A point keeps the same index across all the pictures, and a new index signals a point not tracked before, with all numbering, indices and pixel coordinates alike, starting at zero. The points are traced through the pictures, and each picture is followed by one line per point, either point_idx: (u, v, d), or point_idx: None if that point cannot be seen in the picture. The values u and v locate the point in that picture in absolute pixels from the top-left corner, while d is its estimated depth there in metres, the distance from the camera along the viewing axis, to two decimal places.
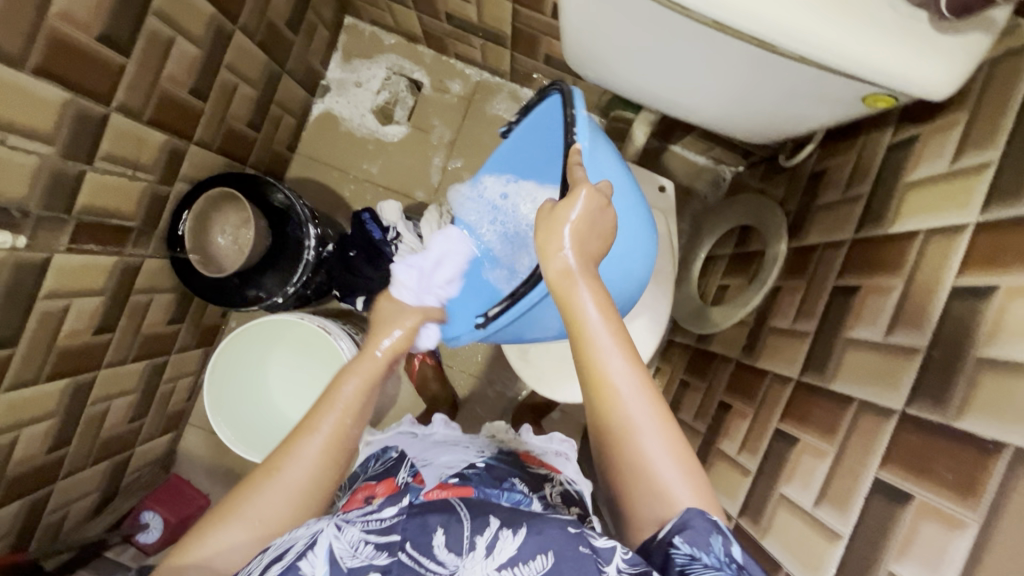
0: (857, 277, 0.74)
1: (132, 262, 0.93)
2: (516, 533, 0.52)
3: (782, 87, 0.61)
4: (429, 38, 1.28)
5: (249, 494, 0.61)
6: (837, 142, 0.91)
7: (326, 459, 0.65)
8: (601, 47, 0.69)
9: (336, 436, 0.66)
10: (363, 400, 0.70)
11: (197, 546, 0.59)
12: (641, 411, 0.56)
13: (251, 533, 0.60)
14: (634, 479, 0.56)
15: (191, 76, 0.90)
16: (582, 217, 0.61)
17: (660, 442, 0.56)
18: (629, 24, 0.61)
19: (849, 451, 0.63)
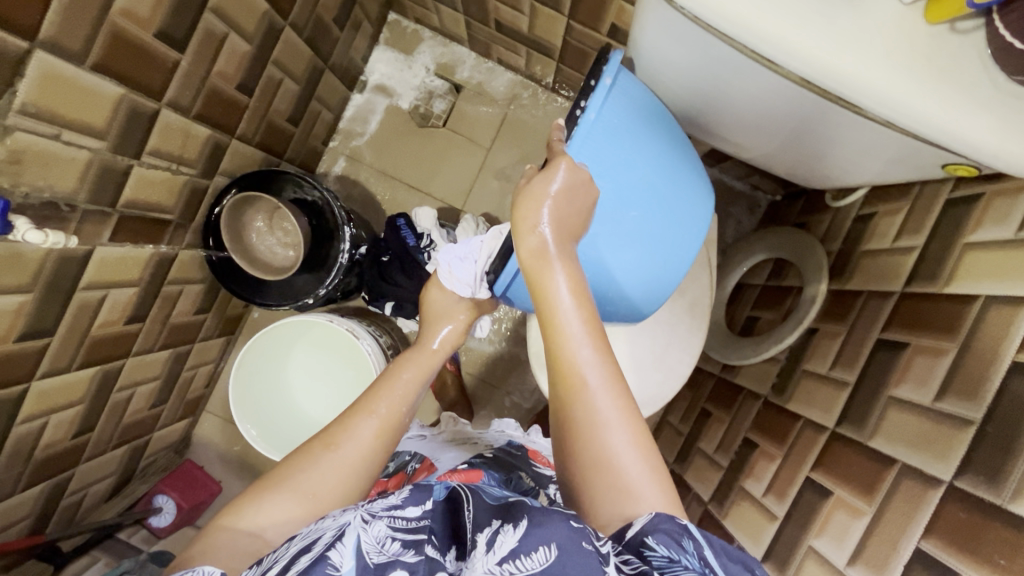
0: (904, 333, 0.73)
1: (167, 253, 0.93)
2: (517, 526, 0.48)
3: (820, 123, 0.60)
4: (473, 41, 1.26)
5: (306, 464, 0.62)
6: (889, 187, 0.90)
7: (381, 442, 0.68)
8: (667, 78, 0.67)
9: (392, 417, 0.70)
10: (415, 389, 0.76)
11: (249, 514, 0.58)
12: (606, 403, 0.54)
13: (303, 507, 0.59)
14: (594, 476, 0.53)
15: (240, 72, 0.89)
16: (562, 191, 0.61)
17: (625, 435, 0.53)
18: (705, 67, 0.60)
19: (888, 514, 0.62)
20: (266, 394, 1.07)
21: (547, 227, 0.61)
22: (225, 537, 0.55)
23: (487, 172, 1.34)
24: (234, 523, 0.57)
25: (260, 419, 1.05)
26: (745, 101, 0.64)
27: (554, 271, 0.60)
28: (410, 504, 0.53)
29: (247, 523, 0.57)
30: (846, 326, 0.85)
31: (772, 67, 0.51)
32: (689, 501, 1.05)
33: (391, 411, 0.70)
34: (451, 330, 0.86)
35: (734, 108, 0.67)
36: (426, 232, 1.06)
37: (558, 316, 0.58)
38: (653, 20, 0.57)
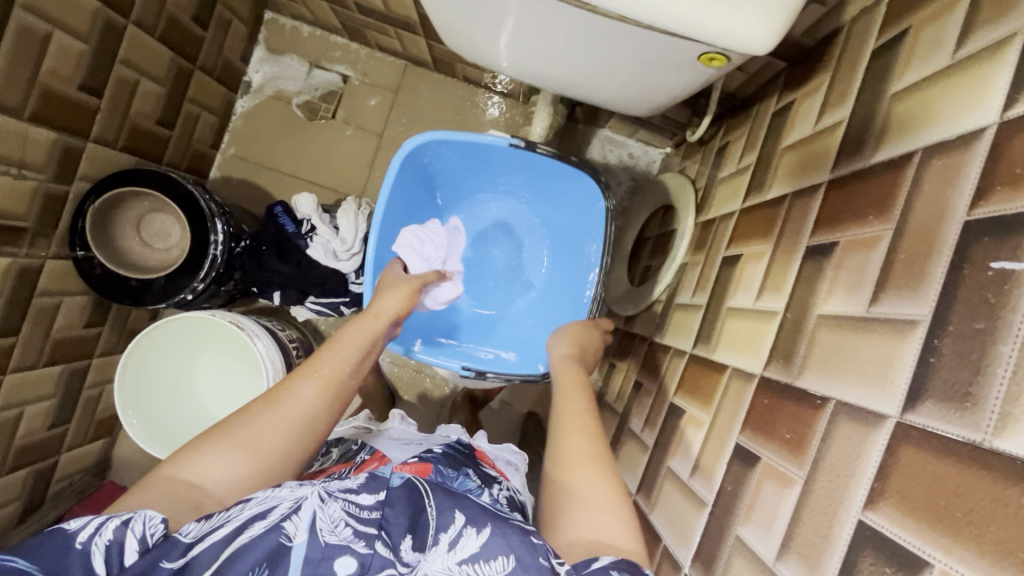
0: (739, 246, 0.74)
1: (30, 263, 0.92)
2: (480, 532, 0.51)
3: (617, 38, 0.60)
4: (348, 29, 1.27)
5: (245, 418, 0.60)
6: (737, 114, 0.91)
7: (325, 399, 0.65)
8: (460, 18, 0.68)
9: (333, 374, 0.66)
10: (360, 353, 0.71)
11: (187, 464, 0.55)
12: (578, 445, 0.63)
13: (241, 462, 0.57)
14: (574, 492, 0.59)
15: (80, 72, 0.89)
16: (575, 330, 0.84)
17: (601, 478, 0.59)
18: (487, 8, 0.63)
19: (719, 418, 0.62)
20: (163, 395, 1.05)
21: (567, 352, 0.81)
22: (162, 485, 0.53)
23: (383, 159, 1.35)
24: (167, 471, 0.54)
25: (155, 422, 1.03)
26: (534, 31, 0.65)
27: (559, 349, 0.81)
28: (365, 492, 0.54)
29: (185, 471, 0.55)
30: (704, 254, 0.86)
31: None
32: None
33: (335, 370, 0.67)
34: (404, 299, 0.79)
35: (533, 41, 0.67)
36: (306, 220, 1.07)
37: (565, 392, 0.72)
38: None
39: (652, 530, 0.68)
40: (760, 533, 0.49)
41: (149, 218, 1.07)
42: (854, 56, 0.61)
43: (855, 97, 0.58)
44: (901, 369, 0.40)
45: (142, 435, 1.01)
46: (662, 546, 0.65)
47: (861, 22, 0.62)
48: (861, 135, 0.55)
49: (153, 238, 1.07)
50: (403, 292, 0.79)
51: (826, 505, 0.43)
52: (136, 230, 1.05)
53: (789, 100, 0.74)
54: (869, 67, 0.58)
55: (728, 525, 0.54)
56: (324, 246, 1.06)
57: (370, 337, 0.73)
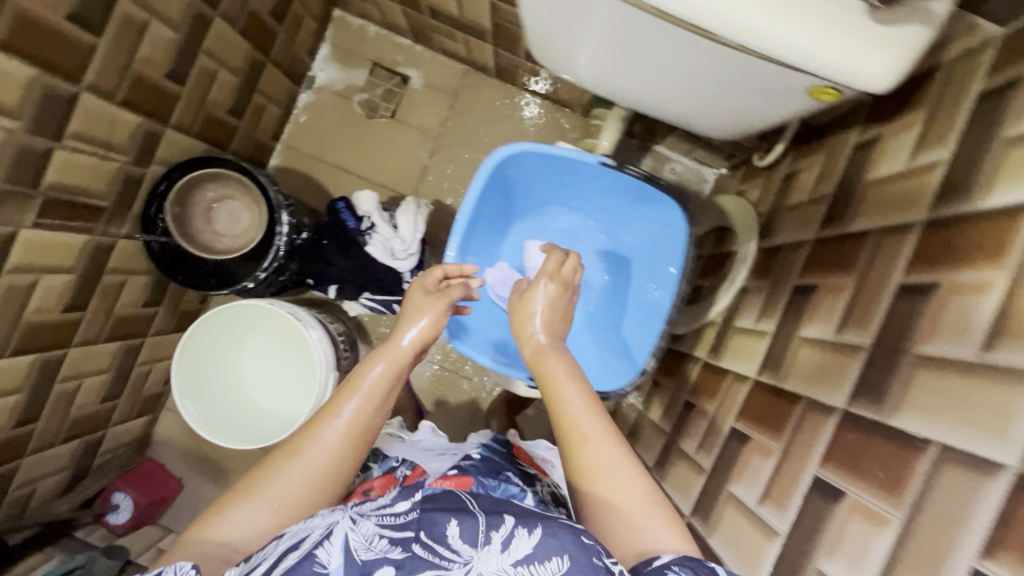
0: (815, 276, 0.74)
1: (104, 241, 0.94)
2: (531, 532, 0.51)
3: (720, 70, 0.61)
4: (415, 31, 1.29)
5: (271, 474, 0.62)
6: (809, 143, 0.91)
7: (349, 444, 0.65)
8: (555, 34, 0.69)
9: (357, 423, 0.66)
10: (385, 389, 0.70)
11: (218, 523, 0.60)
12: (602, 457, 0.62)
13: (269, 516, 0.61)
14: (609, 503, 0.60)
15: (168, 60, 0.91)
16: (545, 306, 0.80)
17: (632, 490, 0.60)
18: (583, 23, 0.63)
19: (793, 449, 0.62)
20: (213, 378, 1.08)
21: (540, 331, 0.78)
22: (197, 548, 0.59)
23: (437, 160, 1.36)
24: (201, 534, 0.60)
25: (207, 403, 1.06)
26: (631, 52, 0.66)
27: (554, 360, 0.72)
28: (399, 502, 0.58)
29: (221, 533, 0.60)
30: (770, 280, 0.86)
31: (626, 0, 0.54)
32: None
33: (352, 415, 0.66)
34: (427, 324, 0.76)
35: (626, 61, 0.68)
36: (367, 218, 1.08)
37: (561, 382, 0.69)
38: None
39: (712, 553, 0.68)
40: (848, 570, 0.51)
41: (222, 204, 1.08)
42: (956, 97, 0.61)
43: (957, 139, 0.58)
44: (1017, 419, 0.42)
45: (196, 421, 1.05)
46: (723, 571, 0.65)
47: (964, 64, 0.62)
48: (967, 179, 0.54)
49: (222, 225, 1.08)
50: (426, 311, 0.77)
51: (930, 551, 0.44)
52: (208, 216, 1.07)
53: (875, 134, 0.73)
54: (976, 110, 0.58)
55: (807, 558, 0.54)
56: (384, 244, 1.07)
57: (395, 376, 0.71)
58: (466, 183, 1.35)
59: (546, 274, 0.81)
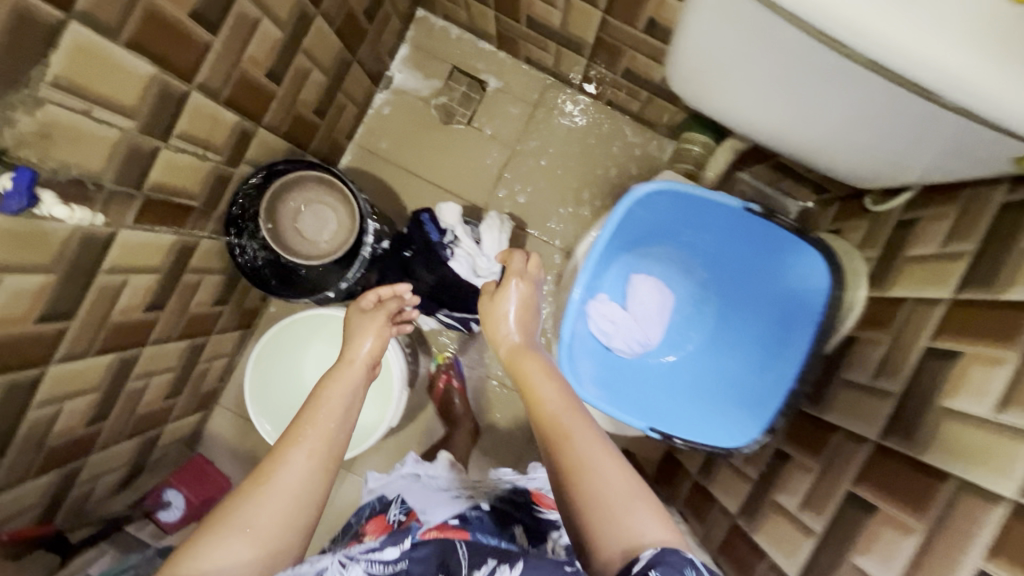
0: (956, 342, 0.69)
1: (190, 241, 0.91)
2: (513, 567, 0.57)
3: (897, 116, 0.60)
4: (501, 37, 1.24)
5: (242, 502, 0.59)
6: (935, 193, 0.86)
7: (319, 464, 0.64)
8: (713, 68, 0.68)
9: (319, 429, 0.67)
10: (344, 406, 0.72)
11: (192, 563, 0.55)
12: (594, 450, 0.61)
13: (249, 548, 0.56)
14: (593, 495, 0.57)
15: (271, 58, 0.87)
16: (519, 305, 0.85)
17: (616, 480, 0.58)
18: (761, 70, 0.64)
19: (943, 535, 0.60)
20: (281, 384, 1.06)
21: (514, 330, 0.82)
22: None
23: (511, 171, 1.32)
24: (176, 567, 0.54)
25: (277, 411, 1.04)
26: (794, 91, 0.65)
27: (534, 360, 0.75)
28: (389, 546, 0.62)
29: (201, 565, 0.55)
30: (889, 336, 0.81)
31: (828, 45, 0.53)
32: (714, 514, 1.00)
33: (322, 427, 0.68)
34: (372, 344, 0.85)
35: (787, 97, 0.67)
36: (451, 232, 1.05)
37: (549, 386, 0.69)
38: (706, 25, 0.61)
39: None
40: None
41: (312, 208, 1.04)
42: None
43: None
44: None
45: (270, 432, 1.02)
46: None
47: None
48: None
49: (309, 228, 1.03)
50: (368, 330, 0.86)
51: None
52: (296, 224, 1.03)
53: None
54: None
55: None
56: (467, 260, 1.04)
57: (351, 390, 0.75)
58: (539, 197, 1.31)
59: (515, 274, 0.85)
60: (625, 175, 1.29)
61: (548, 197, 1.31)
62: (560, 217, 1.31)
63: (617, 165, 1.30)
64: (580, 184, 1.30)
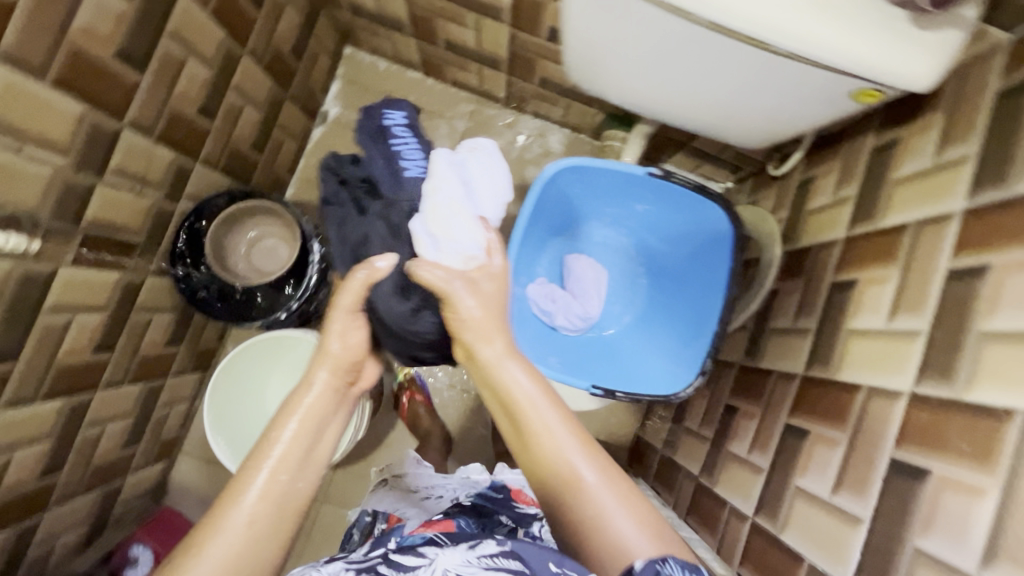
0: (854, 270, 0.77)
1: (134, 278, 0.93)
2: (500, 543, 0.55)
3: (755, 102, 0.71)
4: (426, 64, 1.33)
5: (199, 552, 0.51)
6: (822, 151, 0.96)
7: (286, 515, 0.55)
8: (587, 49, 0.73)
9: (256, 471, 0.56)
10: (302, 445, 0.59)
11: None
12: (607, 498, 0.59)
13: None
14: (594, 521, 0.59)
15: (201, 96, 0.92)
16: (478, 299, 0.69)
17: (635, 519, 0.58)
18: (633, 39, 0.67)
19: (861, 436, 0.64)
20: (241, 408, 1.07)
21: (474, 303, 0.67)
22: None
23: None
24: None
25: (234, 427, 1.04)
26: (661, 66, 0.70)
27: (487, 342, 0.67)
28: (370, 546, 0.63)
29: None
30: (801, 281, 0.89)
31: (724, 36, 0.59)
32: (681, 480, 1.03)
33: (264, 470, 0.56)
34: (354, 342, 0.70)
35: (655, 85, 0.75)
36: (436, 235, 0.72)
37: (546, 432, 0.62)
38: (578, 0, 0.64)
39: (788, 549, 0.67)
40: (948, 544, 0.49)
41: (260, 243, 1.11)
42: (976, 98, 0.66)
43: (984, 133, 0.63)
44: None
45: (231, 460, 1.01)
46: (806, 565, 0.64)
47: (976, 70, 0.67)
48: (1003, 168, 0.59)
49: (264, 267, 1.10)
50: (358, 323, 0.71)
51: None
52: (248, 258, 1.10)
53: (898, 136, 0.78)
54: (1000, 103, 0.63)
55: (901, 539, 0.54)
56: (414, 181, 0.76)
57: (320, 418, 0.62)
58: None
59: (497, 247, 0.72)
60: None
61: None
62: None
63: None
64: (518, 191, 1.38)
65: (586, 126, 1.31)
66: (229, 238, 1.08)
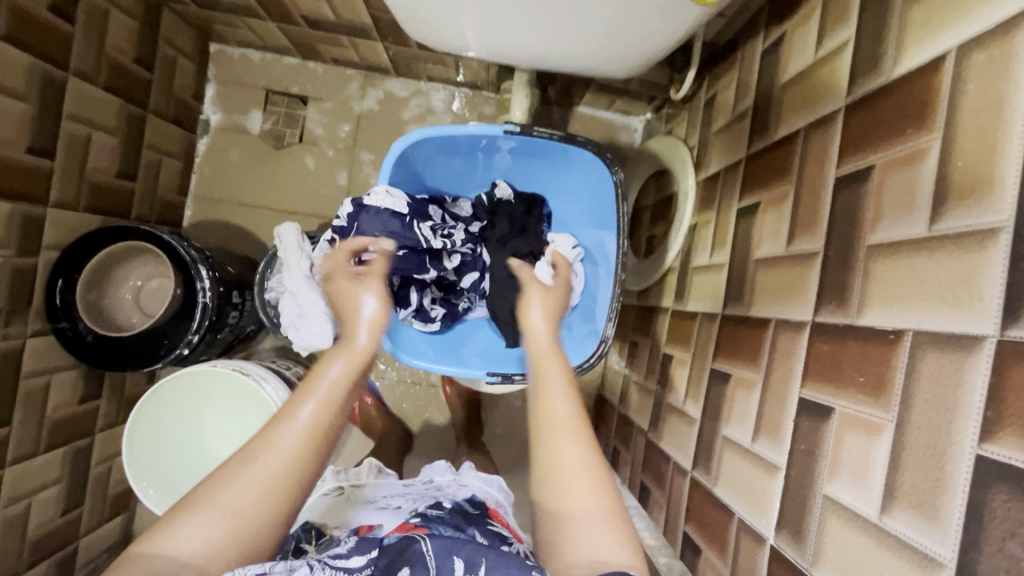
0: (755, 193, 0.70)
1: (9, 346, 0.86)
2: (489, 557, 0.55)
3: (602, 20, 0.64)
4: (299, 47, 1.21)
5: (222, 480, 0.51)
6: (720, 64, 0.88)
7: (315, 441, 0.55)
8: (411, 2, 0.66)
9: (293, 401, 0.57)
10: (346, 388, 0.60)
11: (164, 537, 0.48)
12: (581, 485, 0.55)
13: (223, 523, 0.50)
14: (569, 513, 0.53)
15: (25, 134, 0.83)
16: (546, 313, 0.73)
17: (606, 527, 0.52)
18: None
19: (774, 376, 0.59)
20: (178, 459, 1.00)
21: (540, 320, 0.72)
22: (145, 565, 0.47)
23: (358, 174, 1.29)
24: (144, 546, 0.48)
25: (160, 472, 0.99)
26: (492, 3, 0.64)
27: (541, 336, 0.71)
28: (355, 554, 0.54)
29: (167, 546, 0.48)
30: (714, 212, 0.83)
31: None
32: (635, 437, 0.99)
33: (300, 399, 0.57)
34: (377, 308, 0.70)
35: (495, 25, 0.70)
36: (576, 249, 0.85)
37: (550, 402, 0.62)
38: None
39: (721, 504, 0.63)
40: (855, 489, 0.45)
41: (148, 287, 1.05)
42: None
43: (857, 13, 0.55)
44: (988, 283, 0.37)
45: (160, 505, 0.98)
46: (736, 520, 0.60)
47: None
48: (876, 50, 0.51)
49: (156, 308, 1.04)
50: (373, 287, 0.71)
51: (929, 446, 0.39)
52: (137, 305, 1.04)
53: (782, 33, 0.70)
54: None
55: (812, 486, 0.49)
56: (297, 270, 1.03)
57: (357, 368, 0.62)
58: None
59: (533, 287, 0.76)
60: None
61: None
62: None
63: None
64: None
65: (484, 81, 1.21)
66: (108, 297, 1.00)
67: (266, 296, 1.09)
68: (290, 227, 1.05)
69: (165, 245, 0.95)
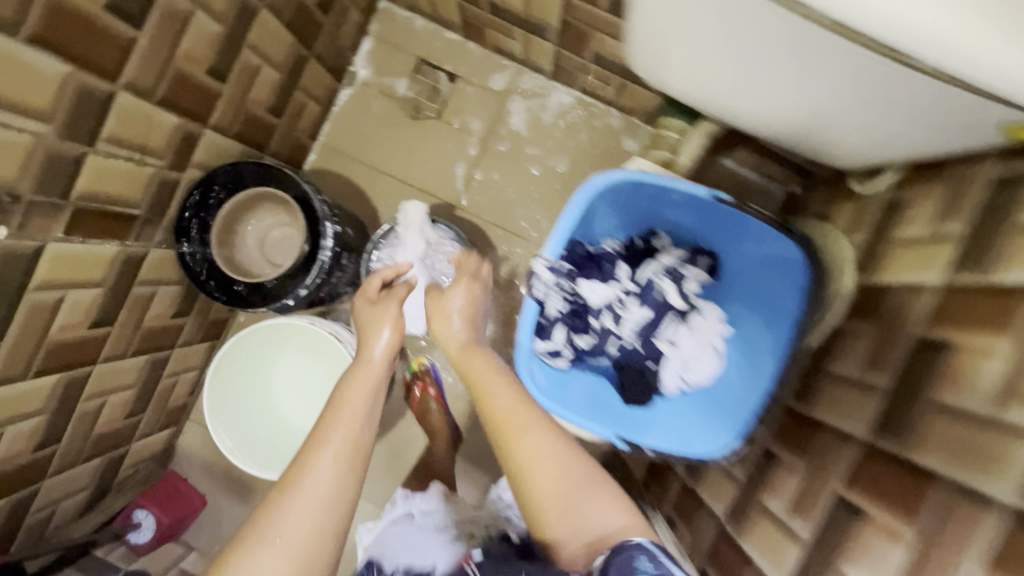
0: (945, 332, 0.64)
1: (135, 253, 0.86)
2: None
3: (860, 107, 0.61)
4: (467, 26, 1.19)
5: (273, 515, 0.67)
6: (924, 170, 0.80)
7: (347, 464, 0.72)
8: (658, 31, 0.64)
9: (316, 440, 0.72)
10: (367, 401, 0.78)
11: (232, 565, 0.64)
12: (571, 484, 0.69)
13: (280, 553, 0.65)
14: (559, 511, 0.69)
15: (211, 54, 0.82)
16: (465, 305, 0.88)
17: (599, 507, 0.69)
18: (715, 31, 0.58)
19: (940, 543, 0.54)
20: (255, 417, 1.03)
21: (458, 322, 0.86)
22: None
23: (483, 164, 1.27)
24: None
25: (232, 415, 1.01)
26: (746, 58, 0.61)
27: (478, 355, 0.82)
28: None
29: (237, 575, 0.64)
30: (879, 322, 0.76)
31: (807, 18, 0.49)
32: (703, 521, 0.94)
33: (321, 433, 0.72)
34: (391, 331, 0.87)
35: (728, 78, 0.66)
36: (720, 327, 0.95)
37: (490, 400, 0.74)
38: None
39: None
40: None
41: (273, 237, 1.03)
42: None
43: None
44: None
45: (230, 448, 0.99)
46: None
47: None
48: None
49: (282, 259, 1.03)
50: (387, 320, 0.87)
51: None
52: (263, 255, 1.03)
53: None
54: None
55: None
56: (411, 250, 1.04)
57: (376, 380, 0.81)
58: (509, 193, 1.26)
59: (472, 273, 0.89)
60: (601, 164, 1.24)
61: (522, 190, 1.26)
62: (534, 211, 1.26)
63: (597, 156, 1.24)
64: (555, 176, 1.25)
65: (640, 109, 1.16)
66: (239, 254, 1.00)
67: (371, 265, 1.06)
68: (415, 204, 1.05)
69: (302, 194, 0.95)
